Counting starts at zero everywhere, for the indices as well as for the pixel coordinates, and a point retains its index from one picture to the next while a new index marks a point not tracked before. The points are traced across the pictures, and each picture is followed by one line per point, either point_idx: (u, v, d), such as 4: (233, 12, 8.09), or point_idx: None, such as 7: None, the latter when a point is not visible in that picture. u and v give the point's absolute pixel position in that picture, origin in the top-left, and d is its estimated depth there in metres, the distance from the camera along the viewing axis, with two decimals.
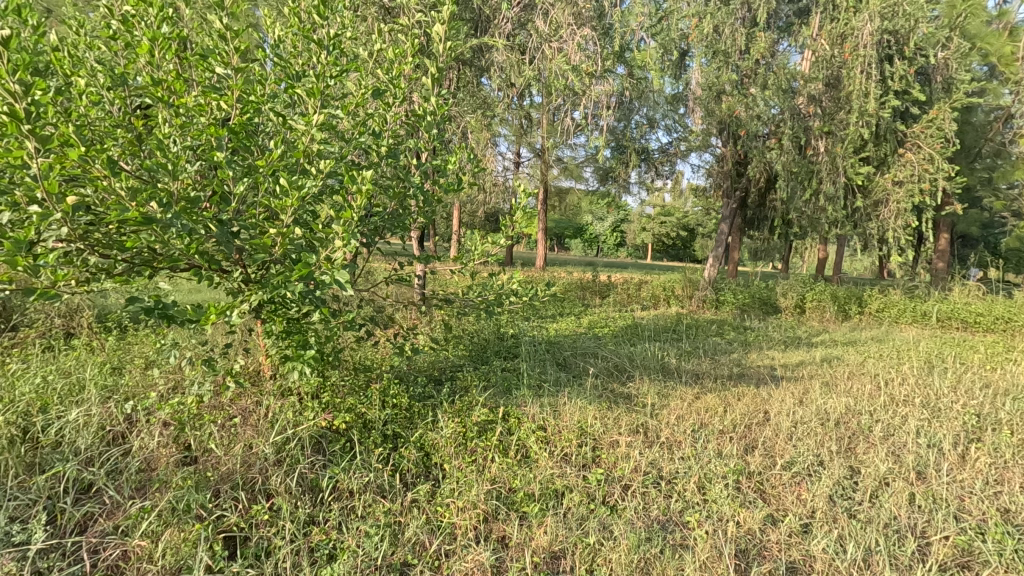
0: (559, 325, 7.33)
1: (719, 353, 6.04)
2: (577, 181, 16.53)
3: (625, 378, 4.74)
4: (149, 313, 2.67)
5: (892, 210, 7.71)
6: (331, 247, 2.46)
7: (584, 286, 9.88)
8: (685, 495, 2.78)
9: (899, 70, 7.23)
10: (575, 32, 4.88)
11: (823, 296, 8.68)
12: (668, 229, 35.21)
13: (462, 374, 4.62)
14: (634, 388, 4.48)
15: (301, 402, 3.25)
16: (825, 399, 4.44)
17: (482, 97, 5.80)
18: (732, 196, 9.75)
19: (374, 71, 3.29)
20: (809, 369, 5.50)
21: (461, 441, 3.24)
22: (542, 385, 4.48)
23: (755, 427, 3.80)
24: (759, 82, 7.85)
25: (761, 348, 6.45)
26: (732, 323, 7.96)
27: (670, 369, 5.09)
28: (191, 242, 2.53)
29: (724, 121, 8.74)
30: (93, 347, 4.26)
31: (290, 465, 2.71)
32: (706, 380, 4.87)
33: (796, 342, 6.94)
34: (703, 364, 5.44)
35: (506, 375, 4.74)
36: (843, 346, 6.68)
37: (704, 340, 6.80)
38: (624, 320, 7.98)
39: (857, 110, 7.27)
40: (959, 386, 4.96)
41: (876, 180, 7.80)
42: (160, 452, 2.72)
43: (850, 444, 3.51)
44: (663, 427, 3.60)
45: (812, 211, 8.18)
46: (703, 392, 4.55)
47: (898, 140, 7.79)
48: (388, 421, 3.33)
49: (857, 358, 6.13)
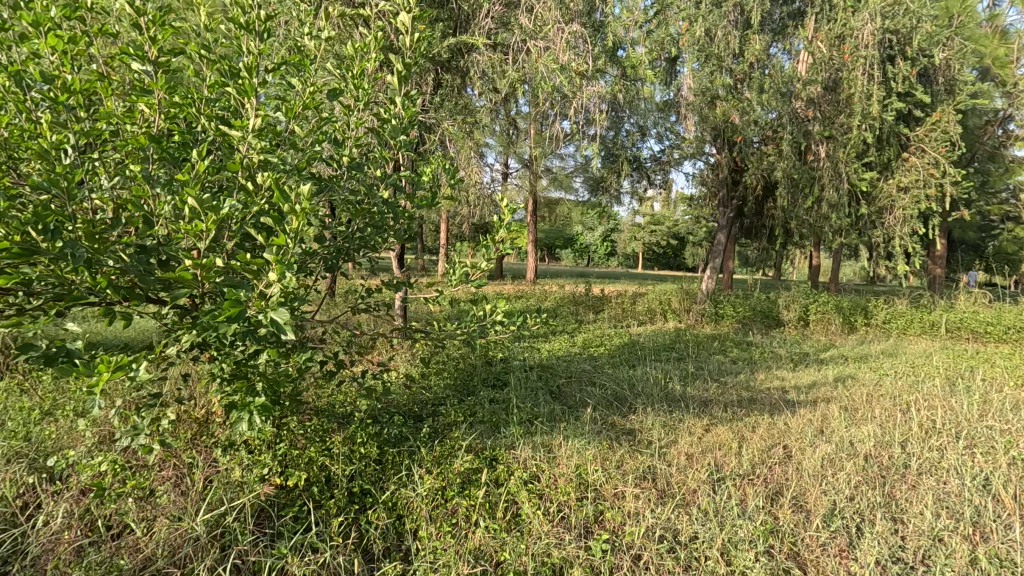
0: (551, 345, 6.85)
1: (726, 375, 5.59)
2: (567, 192, 16.14)
3: (626, 408, 4.28)
4: (50, 362, 2.10)
5: (897, 217, 7.36)
6: (267, 281, 2.00)
7: (578, 301, 9.72)
8: (707, 567, 2.33)
9: (902, 71, 6.92)
10: (563, 30, 4.46)
11: (827, 308, 8.30)
12: (658, 238, 34.97)
13: (445, 409, 4.15)
14: (637, 421, 4.03)
15: (250, 459, 2.77)
16: (850, 429, 4.01)
17: (464, 103, 5.39)
18: (728, 206, 9.40)
19: (333, 69, 2.83)
20: (825, 393, 5.06)
21: (440, 500, 2.77)
22: (535, 420, 4.01)
23: (777, 468, 3.36)
24: (755, 86, 7.50)
25: (770, 368, 6.01)
26: (735, 339, 7.53)
27: (675, 396, 4.64)
28: (99, 274, 2.06)
29: (719, 127, 8.41)
30: (20, 391, 3.73)
31: (225, 546, 2.22)
32: (715, 408, 4.42)
33: (804, 360, 6.52)
34: (710, 388, 4.99)
35: (495, 408, 4.27)
36: (855, 364, 6.27)
37: (707, 359, 6.34)
38: (621, 338, 7.53)
39: (860, 113, 6.93)
40: (989, 408, 4.55)
41: (879, 186, 7.46)
42: (66, 533, 2.22)
43: (889, 489, 3.07)
44: (675, 473, 3.15)
45: (814, 220, 7.81)
46: (714, 424, 4.09)
47: (901, 144, 7.47)
48: (354, 476, 2.86)
49: (872, 376, 5.72)
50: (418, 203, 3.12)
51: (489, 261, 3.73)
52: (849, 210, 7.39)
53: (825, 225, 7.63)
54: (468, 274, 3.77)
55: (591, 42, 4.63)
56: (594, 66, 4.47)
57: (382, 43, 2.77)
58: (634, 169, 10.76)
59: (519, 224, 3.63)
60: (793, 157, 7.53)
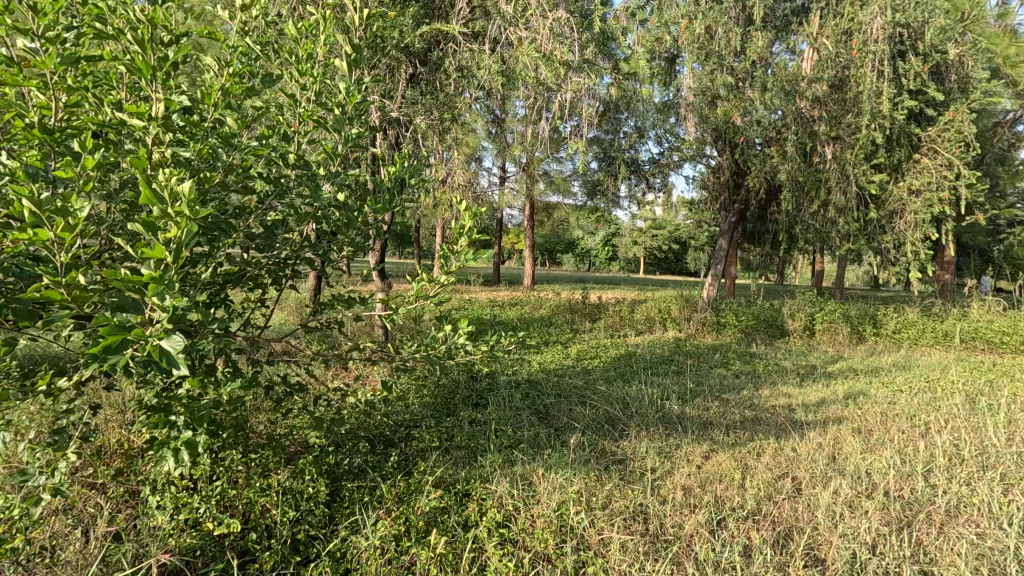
0: (542, 358, 6.46)
1: (727, 392, 5.20)
2: (565, 196, 15.52)
3: (618, 433, 3.90)
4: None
5: (908, 221, 6.98)
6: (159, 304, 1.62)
7: (574, 309, 9.43)
8: None
9: (913, 67, 6.53)
10: (548, 17, 4.08)
11: (834, 317, 7.90)
12: (660, 242, 34.55)
13: (418, 434, 3.77)
14: (629, 447, 3.64)
15: (172, 505, 2.38)
16: (865, 457, 3.61)
17: (444, 100, 5.02)
18: (730, 210, 9.01)
19: (273, 52, 2.44)
20: (836, 413, 4.66)
21: (395, 552, 2.39)
22: (516, 446, 3.63)
23: (786, 505, 2.99)
24: (758, 85, 7.15)
25: (775, 383, 5.61)
26: (738, 350, 7.15)
27: (673, 417, 4.24)
28: None
29: (720, 128, 8.08)
30: None
31: None
32: (716, 431, 4.04)
33: (811, 373, 6.14)
34: (711, 408, 4.59)
35: (474, 431, 3.89)
36: (866, 378, 5.88)
37: (708, 374, 5.95)
38: (617, 350, 7.14)
39: (869, 112, 6.56)
40: (1018, 432, 4.13)
41: (889, 189, 7.07)
42: None
43: (915, 534, 2.68)
44: (670, 514, 2.78)
45: (820, 224, 7.43)
46: (715, 451, 3.70)
47: (913, 144, 7.07)
48: (295, 523, 2.48)
49: (884, 393, 5.32)
50: (376, 206, 2.75)
51: (461, 271, 3.33)
52: (858, 214, 7.00)
53: (832, 230, 7.24)
54: (432, 291, 3.40)
55: (579, 30, 4.22)
56: (581, 56, 4.08)
57: (330, 20, 2.39)
58: (632, 172, 10.36)
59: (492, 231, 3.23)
60: (798, 159, 7.15)
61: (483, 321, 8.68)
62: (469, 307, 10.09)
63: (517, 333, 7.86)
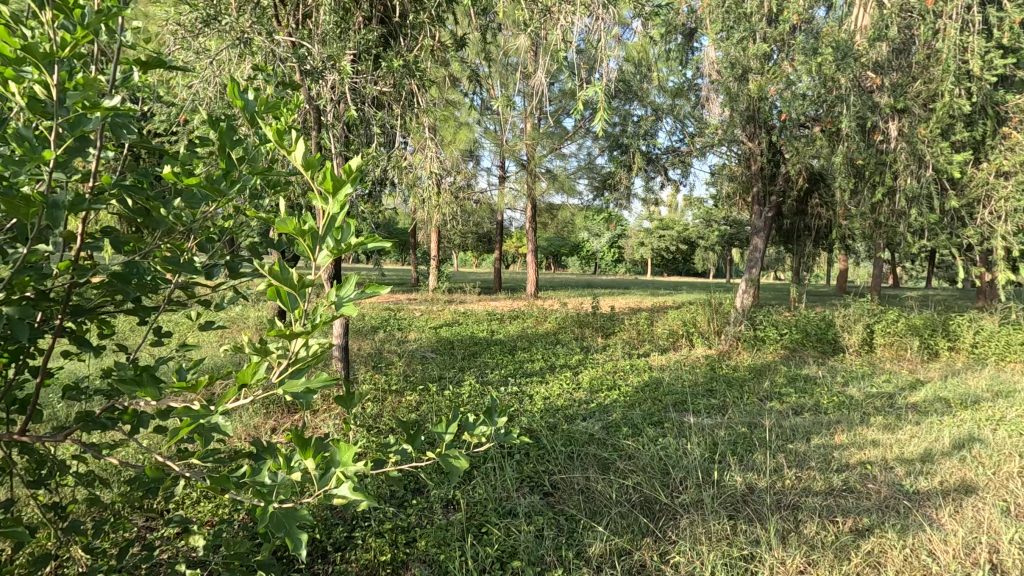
0: (547, 392, 5.17)
1: (796, 443, 3.89)
2: (570, 195, 14.06)
3: (663, 533, 2.63)
4: None
5: (995, 212, 5.66)
6: None
7: (584, 323, 8.21)
8: None
9: (1007, 15, 5.24)
10: None
11: (898, 329, 6.58)
12: (668, 243, 32.98)
13: (365, 542, 2.52)
14: (685, 565, 2.37)
15: None
16: None
17: (411, 60, 3.79)
18: (765, 203, 7.71)
19: None
20: (958, 476, 3.36)
21: None
22: (509, 565, 2.38)
23: None
24: (802, 49, 5.94)
25: (854, 422, 4.31)
26: (786, 374, 5.87)
27: (739, 497, 2.95)
28: None
29: (754, 105, 6.84)
30: None
31: None
32: (806, 520, 2.75)
33: (892, 406, 4.81)
34: (782, 473, 3.30)
35: (449, 530, 2.64)
36: (966, 412, 4.56)
37: (761, 411, 4.65)
38: (640, 376, 5.85)
39: (948, 76, 5.29)
40: None
41: (971, 173, 5.76)
42: None
43: None
44: None
45: (884, 217, 6.14)
46: (814, 564, 2.41)
47: (999, 116, 5.76)
48: None
49: (1003, 436, 3.99)
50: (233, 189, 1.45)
51: (294, 299, 1.06)
52: (934, 204, 5.69)
53: (900, 225, 5.95)
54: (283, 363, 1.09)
55: None
56: None
57: None
58: (646, 164, 8.86)
59: (336, 169, 1.04)
60: (857, 137, 5.87)
61: (476, 341, 7.40)
62: (463, 323, 8.83)
63: (517, 356, 6.56)
